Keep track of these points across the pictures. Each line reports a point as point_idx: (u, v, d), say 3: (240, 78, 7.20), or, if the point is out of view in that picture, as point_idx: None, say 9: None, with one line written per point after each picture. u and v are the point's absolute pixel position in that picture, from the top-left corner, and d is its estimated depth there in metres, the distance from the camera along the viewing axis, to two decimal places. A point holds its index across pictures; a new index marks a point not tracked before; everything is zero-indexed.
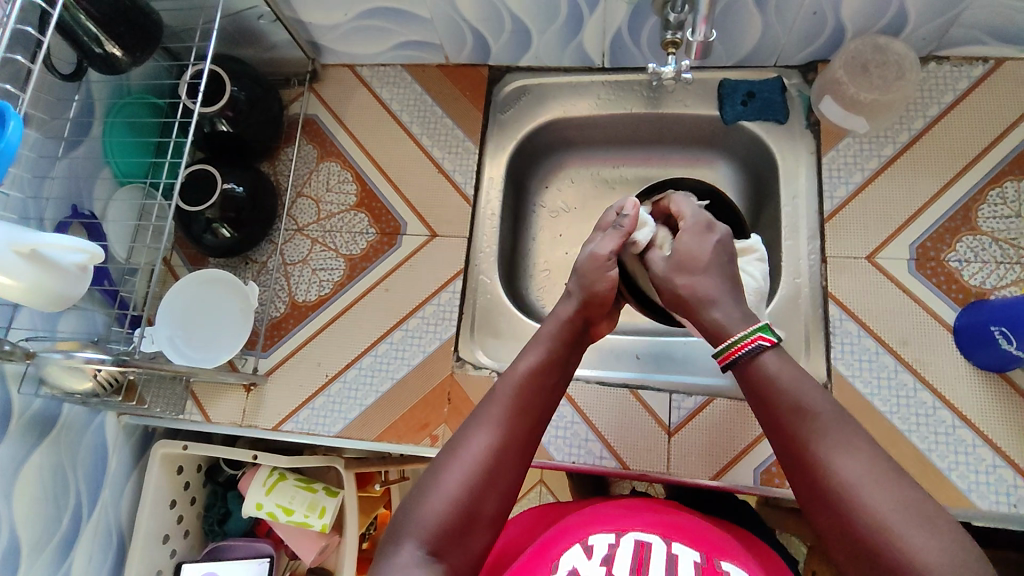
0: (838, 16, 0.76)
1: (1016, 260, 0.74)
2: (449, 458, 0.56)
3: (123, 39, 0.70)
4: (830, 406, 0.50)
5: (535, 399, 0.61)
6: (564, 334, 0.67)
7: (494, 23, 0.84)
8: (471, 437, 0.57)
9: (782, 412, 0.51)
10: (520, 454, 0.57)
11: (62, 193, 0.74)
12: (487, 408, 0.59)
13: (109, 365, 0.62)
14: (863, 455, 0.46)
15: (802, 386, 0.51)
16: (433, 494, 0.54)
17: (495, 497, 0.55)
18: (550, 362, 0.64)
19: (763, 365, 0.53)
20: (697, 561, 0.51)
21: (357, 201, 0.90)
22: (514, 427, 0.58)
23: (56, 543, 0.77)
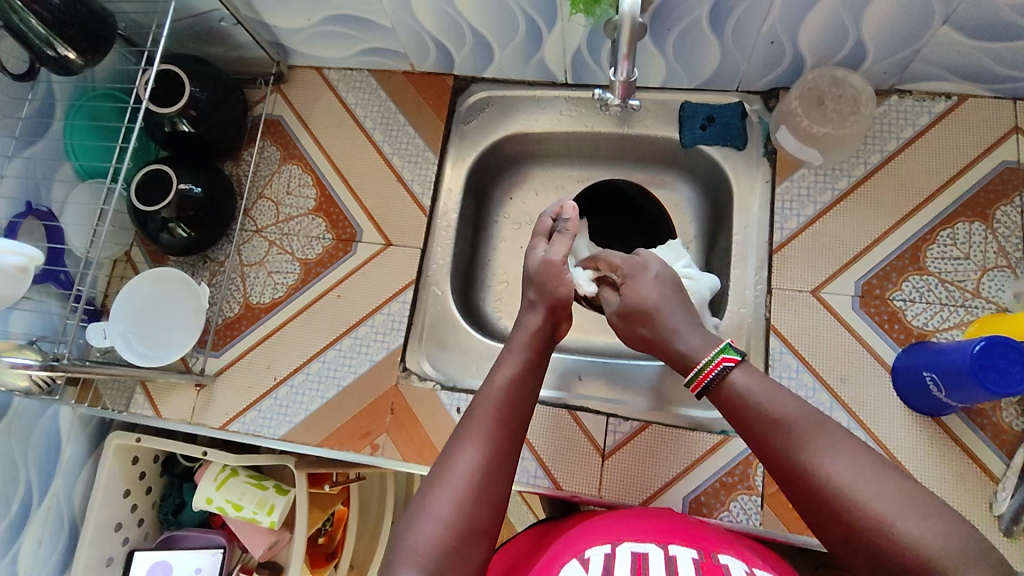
0: (796, 45, 0.76)
1: (961, 303, 0.74)
2: (438, 477, 0.54)
3: (77, 42, 0.70)
4: (801, 408, 0.49)
5: (519, 407, 0.60)
6: (534, 343, 0.66)
7: (455, 35, 0.84)
8: (456, 454, 0.55)
9: (757, 427, 0.50)
10: (507, 463, 0.56)
11: (15, 191, 0.75)
12: (468, 426, 0.58)
13: (37, 369, 0.65)
14: (846, 449, 0.46)
15: (765, 392, 0.51)
16: (425, 514, 0.52)
17: (488, 509, 0.53)
18: (525, 370, 0.63)
19: (733, 385, 0.52)
20: (696, 558, 0.54)
21: (316, 205, 0.91)
22: (498, 439, 0.57)
23: (4, 526, 0.79)
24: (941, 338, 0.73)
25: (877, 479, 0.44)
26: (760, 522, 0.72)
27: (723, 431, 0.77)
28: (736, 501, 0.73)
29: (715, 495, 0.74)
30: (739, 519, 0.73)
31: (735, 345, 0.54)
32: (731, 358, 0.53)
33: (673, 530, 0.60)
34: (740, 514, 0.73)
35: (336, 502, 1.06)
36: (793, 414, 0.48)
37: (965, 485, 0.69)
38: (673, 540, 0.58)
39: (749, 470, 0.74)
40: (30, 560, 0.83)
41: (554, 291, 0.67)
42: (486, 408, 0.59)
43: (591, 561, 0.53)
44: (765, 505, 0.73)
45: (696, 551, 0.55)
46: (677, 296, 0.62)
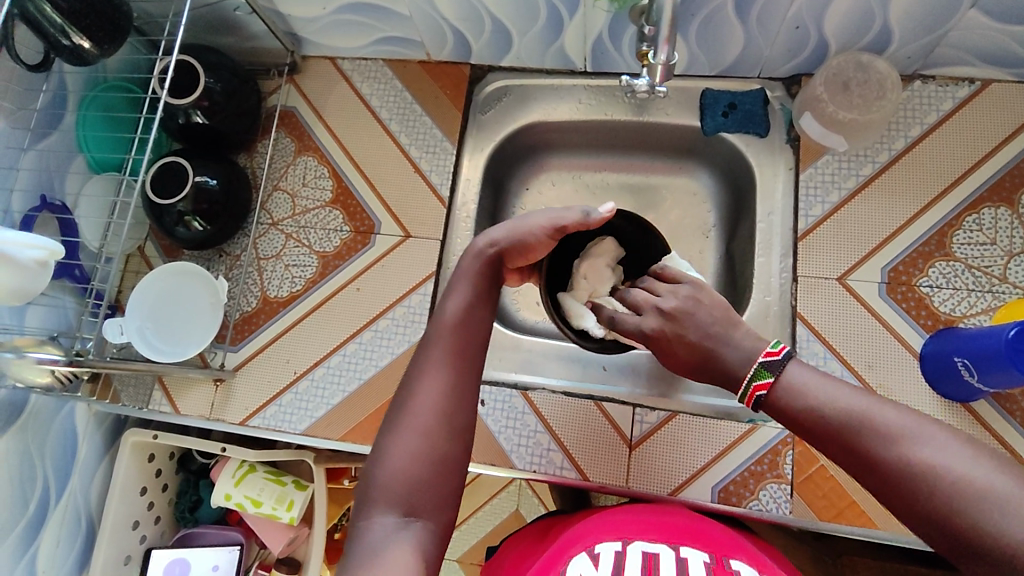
0: (821, 30, 0.75)
1: (988, 288, 0.74)
2: (400, 414, 0.52)
3: (93, 32, 0.68)
4: (868, 402, 0.45)
5: (475, 335, 0.57)
6: (484, 274, 0.60)
7: (475, 23, 0.82)
8: (416, 387, 0.53)
9: (829, 433, 0.45)
10: (468, 391, 0.54)
11: (30, 184, 0.74)
12: (426, 356, 0.55)
13: (63, 365, 0.65)
14: (932, 435, 0.42)
15: (824, 392, 0.46)
16: (391, 450, 0.50)
17: (454, 437, 0.52)
18: (478, 299, 0.59)
19: (786, 395, 0.47)
20: (706, 561, 0.54)
21: (333, 197, 0.90)
22: (457, 367, 0.54)
23: (23, 526, 0.78)
24: (969, 323, 0.73)
25: (980, 463, 0.40)
26: (790, 510, 0.72)
27: (751, 420, 0.76)
28: (765, 489, 0.73)
29: (744, 484, 0.74)
30: (769, 508, 0.73)
31: (772, 356, 0.49)
32: (764, 384, 0.48)
33: (683, 527, 0.61)
34: (769, 502, 0.73)
35: (352, 497, 1.05)
36: (868, 411, 0.44)
37: None
38: (684, 540, 0.58)
39: (778, 459, 0.74)
40: (48, 560, 0.82)
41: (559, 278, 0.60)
42: (441, 343, 0.55)
43: (601, 557, 0.54)
44: (794, 493, 0.72)
45: (707, 555, 0.56)
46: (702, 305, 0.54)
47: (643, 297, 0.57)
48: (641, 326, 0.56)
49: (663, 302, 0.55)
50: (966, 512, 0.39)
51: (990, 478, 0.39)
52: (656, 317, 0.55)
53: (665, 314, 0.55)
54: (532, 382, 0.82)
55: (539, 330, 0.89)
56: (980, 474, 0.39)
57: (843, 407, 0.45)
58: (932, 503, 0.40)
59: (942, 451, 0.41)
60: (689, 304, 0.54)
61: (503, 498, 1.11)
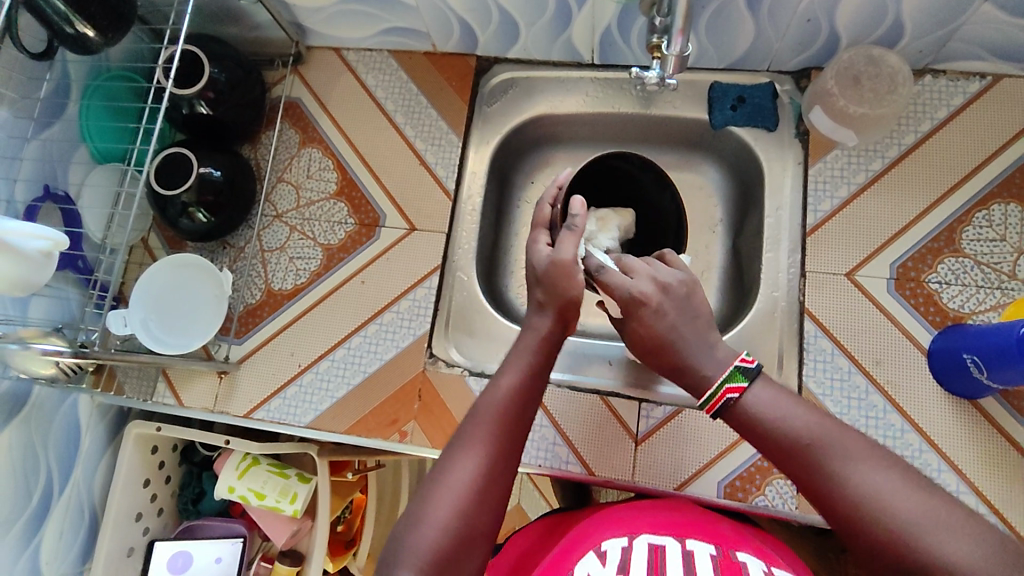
0: (833, 24, 0.74)
1: (997, 285, 0.73)
2: (436, 483, 0.49)
3: (97, 20, 0.67)
4: (829, 425, 0.45)
5: (525, 412, 0.54)
6: (543, 345, 0.58)
7: (482, 14, 0.82)
8: (456, 458, 0.50)
9: (787, 452, 0.46)
10: (510, 470, 0.51)
11: (33, 174, 0.73)
12: (470, 429, 0.52)
13: (67, 357, 0.64)
14: (886, 467, 0.42)
15: (788, 412, 0.47)
16: (423, 518, 0.47)
17: (487, 516, 0.49)
18: (536, 372, 0.57)
19: (752, 409, 0.48)
20: (713, 554, 0.54)
21: (337, 189, 0.89)
22: (503, 441, 0.52)
23: (27, 518, 0.78)
24: (978, 320, 0.73)
25: (926, 499, 0.41)
26: (796, 505, 0.72)
27: None
28: (771, 485, 0.73)
29: (750, 480, 0.74)
30: (775, 503, 0.72)
31: (747, 364, 0.50)
32: (737, 387, 0.49)
33: (691, 522, 0.60)
34: (775, 498, 0.73)
35: (355, 490, 1.05)
36: (824, 432, 0.45)
37: (1002, 468, 0.69)
38: (691, 533, 0.58)
39: None
40: (51, 552, 0.82)
41: (565, 293, 0.58)
42: (487, 411, 0.53)
43: (607, 552, 0.54)
44: (801, 488, 0.72)
45: (713, 547, 0.55)
46: (688, 307, 0.54)
47: (641, 265, 0.57)
48: (628, 288, 0.55)
49: (660, 275, 0.55)
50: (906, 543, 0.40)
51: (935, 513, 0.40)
52: (647, 282, 0.55)
53: (657, 287, 0.54)
54: None
55: None
56: (927, 510, 0.40)
57: (805, 427, 0.46)
58: (875, 530, 0.41)
59: (894, 482, 0.42)
60: (683, 290, 0.54)
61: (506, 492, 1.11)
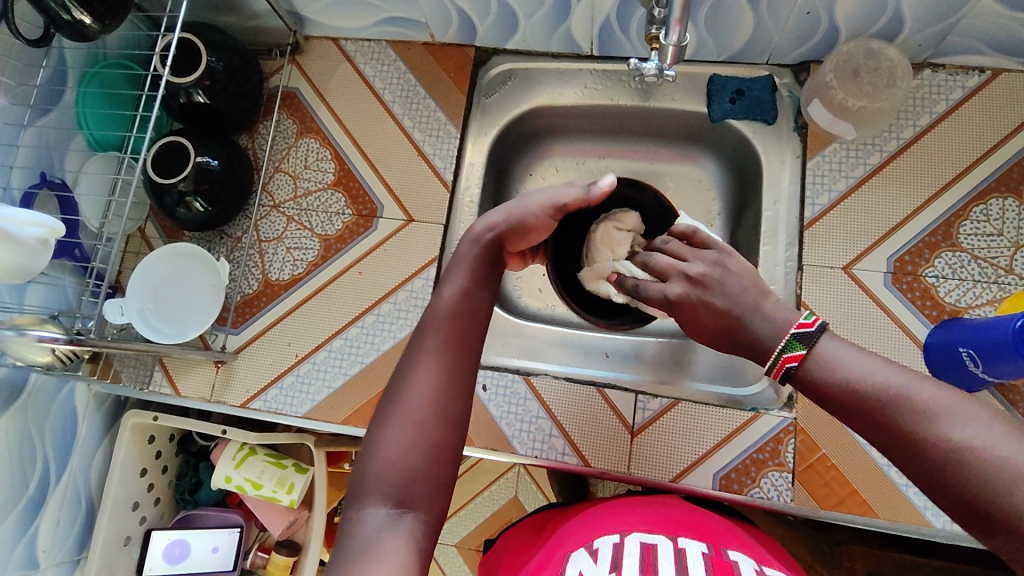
0: (832, 16, 0.74)
1: (993, 279, 0.73)
2: (395, 403, 0.50)
3: (94, 7, 0.67)
4: (906, 378, 0.41)
5: (474, 323, 0.55)
6: (481, 258, 0.59)
7: (480, 4, 0.81)
8: (412, 375, 0.51)
9: (861, 409, 0.42)
10: (466, 379, 0.52)
11: (30, 162, 0.73)
12: (418, 346, 0.53)
13: (63, 344, 0.64)
14: (976, 415, 0.38)
15: (862, 367, 0.42)
16: (384, 439, 0.48)
17: (451, 427, 0.50)
18: (475, 284, 0.57)
19: (818, 369, 0.44)
20: (704, 552, 0.54)
21: (335, 179, 0.89)
22: (453, 353, 0.53)
23: (23, 505, 0.78)
24: (974, 314, 0.73)
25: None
26: (791, 498, 0.72)
27: (753, 408, 0.76)
28: (766, 478, 0.73)
29: (746, 472, 0.74)
30: (770, 496, 0.73)
31: (805, 328, 0.46)
32: (796, 355, 0.45)
33: (683, 520, 0.61)
34: (770, 490, 0.73)
35: None
36: (901, 388, 0.41)
37: None
38: (683, 531, 0.58)
39: (779, 447, 0.74)
40: (48, 540, 0.82)
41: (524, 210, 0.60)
42: (437, 328, 0.54)
43: (599, 551, 0.54)
44: (796, 481, 0.72)
45: (706, 545, 0.56)
46: (734, 287, 0.51)
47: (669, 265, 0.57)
48: (666, 292, 0.55)
49: (692, 268, 0.54)
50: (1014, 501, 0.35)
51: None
52: (684, 283, 0.54)
53: (690, 283, 0.53)
54: (534, 368, 0.82)
55: (542, 317, 0.89)
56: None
57: (880, 382, 0.41)
58: (972, 485, 0.36)
59: (992, 435, 0.37)
60: (718, 271, 0.53)
61: (502, 484, 1.11)
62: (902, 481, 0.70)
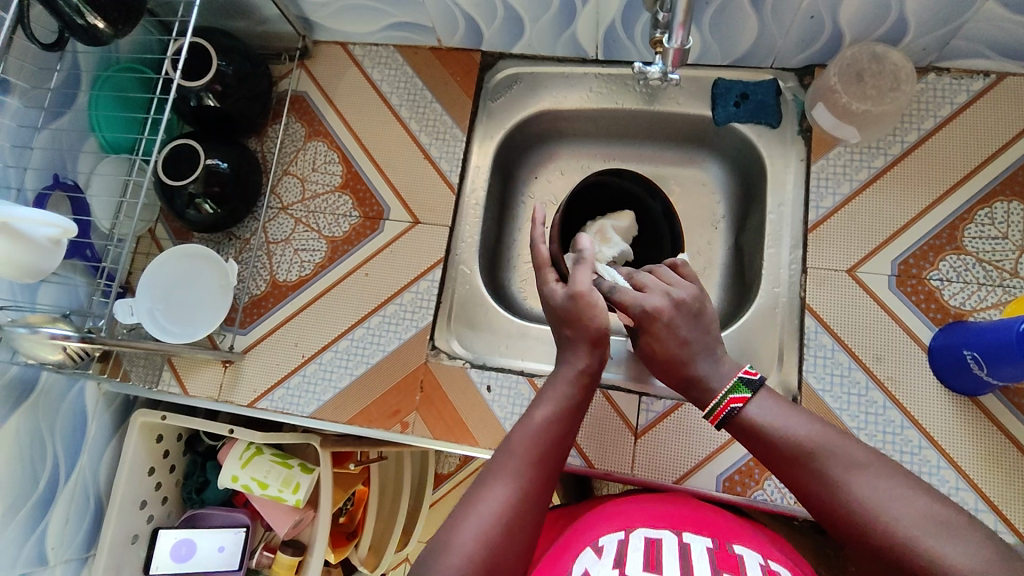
0: (836, 21, 0.75)
1: (998, 282, 0.73)
2: (467, 509, 0.49)
3: (107, 12, 0.68)
4: (827, 434, 0.49)
5: (559, 451, 0.54)
6: (582, 386, 0.58)
7: (486, 9, 0.82)
8: (489, 485, 0.50)
9: (785, 460, 0.49)
10: (541, 509, 0.50)
11: (43, 163, 0.74)
12: (503, 460, 0.52)
13: (74, 341, 0.65)
14: (879, 471, 0.46)
15: (788, 422, 0.50)
16: (450, 545, 0.46)
17: (515, 547, 0.48)
18: (571, 411, 0.56)
19: (753, 419, 0.51)
20: (709, 546, 0.54)
21: (342, 182, 0.90)
22: (537, 476, 0.51)
23: (35, 500, 0.79)
24: (978, 318, 0.73)
25: (924, 501, 0.44)
26: (794, 500, 0.72)
27: None
28: (770, 479, 0.73)
29: (749, 474, 0.74)
30: (774, 497, 0.73)
31: (750, 376, 0.53)
32: (740, 398, 0.52)
33: (689, 516, 0.61)
34: (774, 492, 0.73)
35: (358, 482, 1.06)
36: (822, 442, 0.48)
37: (1002, 465, 0.69)
38: (687, 527, 0.58)
39: None
40: (57, 537, 0.83)
41: (594, 326, 0.57)
42: (523, 445, 0.53)
43: (604, 548, 0.54)
44: None
45: (710, 539, 0.56)
46: (700, 322, 0.57)
47: (654, 282, 0.59)
48: (643, 302, 0.57)
49: (675, 292, 0.57)
50: (901, 542, 0.42)
51: (927, 513, 0.43)
52: (661, 299, 0.57)
53: (670, 303, 0.57)
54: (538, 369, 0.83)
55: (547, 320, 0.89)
56: (922, 510, 0.43)
57: (803, 437, 0.49)
58: (871, 528, 0.44)
59: (887, 486, 0.45)
60: (693, 305, 0.57)
61: None
62: None
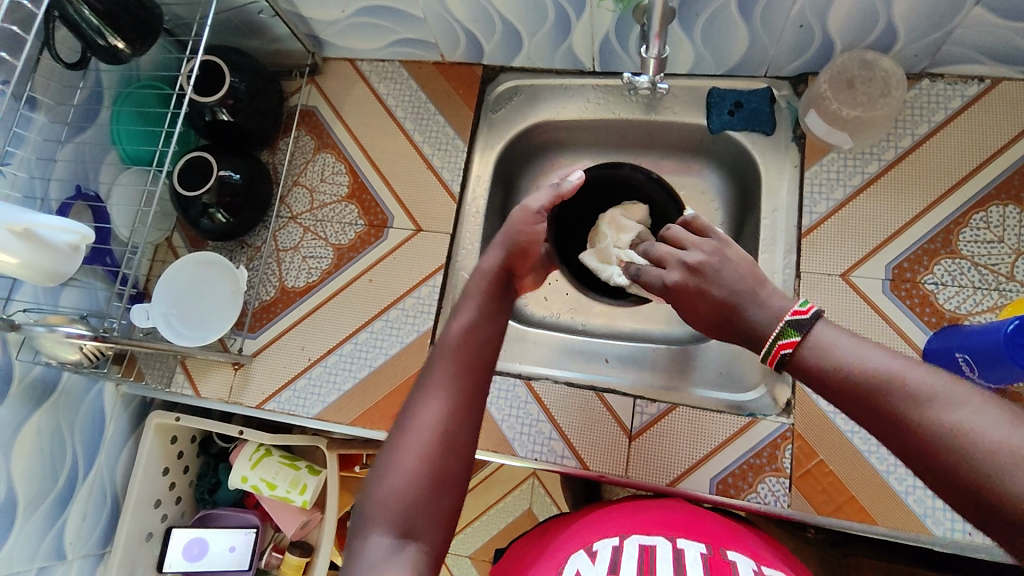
0: (826, 29, 0.76)
1: (994, 286, 0.73)
2: (402, 428, 0.52)
3: (127, 33, 0.73)
4: (899, 362, 0.41)
5: (483, 352, 0.57)
6: (489, 287, 0.62)
7: (485, 25, 0.85)
8: (420, 401, 0.53)
9: (850, 394, 0.42)
10: (470, 408, 0.53)
11: (66, 175, 0.79)
12: (429, 374, 0.55)
13: (88, 340, 0.69)
14: (965, 397, 0.38)
15: (855, 353, 0.43)
16: (390, 464, 0.50)
17: (456, 455, 0.51)
18: (483, 315, 0.60)
19: (812, 354, 0.44)
20: (702, 552, 0.54)
21: (349, 192, 0.93)
22: (462, 380, 0.54)
23: (52, 499, 0.82)
24: (974, 321, 0.73)
25: (1020, 432, 0.35)
26: (788, 503, 0.73)
27: (751, 413, 0.77)
28: (764, 483, 0.74)
29: (743, 477, 0.74)
30: (767, 501, 0.73)
31: (800, 315, 0.46)
32: (791, 341, 0.45)
33: (682, 520, 0.60)
34: (768, 495, 0.73)
35: None
36: (897, 371, 0.41)
37: None
38: (682, 534, 0.57)
39: (777, 453, 0.74)
40: (75, 532, 0.87)
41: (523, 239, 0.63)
42: (446, 356, 0.56)
43: (598, 553, 0.54)
44: (793, 487, 0.73)
45: (704, 546, 0.55)
46: (741, 268, 0.53)
47: (668, 252, 0.58)
48: (664, 279, 0.57)
49: (689, 256, 0.56)
50: (996, 479, 0.35)
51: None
52: (680, 270, 0.56)
53: (688, 270, 0.55)
54: (536, 373, 0.84)
55: (546, 324, 0.91)
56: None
57: (868, 368, 0.42)
58: (956, 461, 0.36)
59: (982, 417, 0.37)
60: (716, 260, 0.54)
61: (515, 494, 1.13)
62: (900, 488, 0.70)
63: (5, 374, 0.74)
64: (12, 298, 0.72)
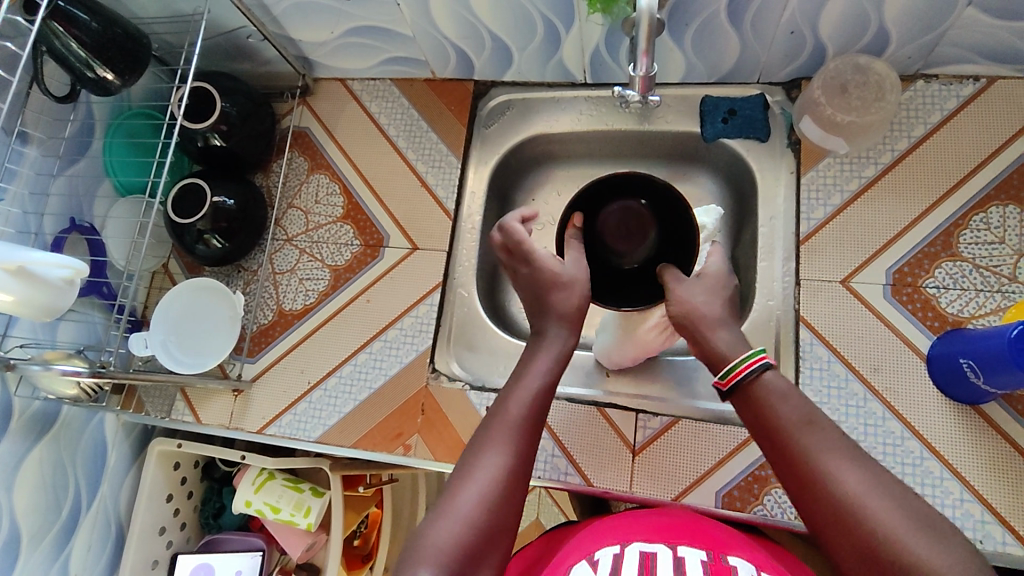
0: (817, 34, 0.75)
1: (996, 288, 0.72)
2: (463, 476, 0.51)
3: (115, 64, 0.73)
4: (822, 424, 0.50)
5: (543, 414, 0.57)
6: (564, 354, 0.62)
7: (475, 40, 0.85)
8: (482, 453, 0.53)
9: (776, 434, 0.51)
10: (529, 471, 0.53)
11: (60, 208, 0.79)
12: (493, 425, 0.55)
13: (86, 376, 0.69)
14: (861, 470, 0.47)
15: (789, 404, 0.52)
16: (447, 513, 0.49)
17: (509, 511, 0.51)
18: (552, 379, 0.60)
19: (766, 385, 0.53)
20: (703, 560, 0.52)
21: (343, 213, 0.93)
22: (525, 439, 0.54)
23: (56, 531, 0.82)
24: (978, 324, 0.72)
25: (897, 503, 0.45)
26: (795, 515, 0.72)
27: None
28: (770, 494, 0.73)
29: (748, 489, 0.73)
30: (774, 513, 0.72)
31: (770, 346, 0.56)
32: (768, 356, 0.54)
33: (680, 527, 0.59)
34: (774, 507, 0.72)
35: (371, 505, 1.06)
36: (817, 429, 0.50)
37: (1008, 473, 0.67)
38: (681, 540, 0.56)
39: None
40: (80, 563, 0.86)
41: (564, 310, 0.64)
42: (511, 411, 0.56)
43: (600, 563, 0.52)
44: None
45: (704, 552, 0.54)
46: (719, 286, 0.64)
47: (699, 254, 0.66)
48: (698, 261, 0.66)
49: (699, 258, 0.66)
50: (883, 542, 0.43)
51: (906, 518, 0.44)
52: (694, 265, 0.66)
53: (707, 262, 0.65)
54: None
55: None
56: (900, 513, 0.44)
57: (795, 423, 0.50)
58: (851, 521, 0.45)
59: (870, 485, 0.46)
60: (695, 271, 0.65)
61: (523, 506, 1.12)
62: None
63: (4, 410, 0.74)
64: (8, 335, 0.72)
